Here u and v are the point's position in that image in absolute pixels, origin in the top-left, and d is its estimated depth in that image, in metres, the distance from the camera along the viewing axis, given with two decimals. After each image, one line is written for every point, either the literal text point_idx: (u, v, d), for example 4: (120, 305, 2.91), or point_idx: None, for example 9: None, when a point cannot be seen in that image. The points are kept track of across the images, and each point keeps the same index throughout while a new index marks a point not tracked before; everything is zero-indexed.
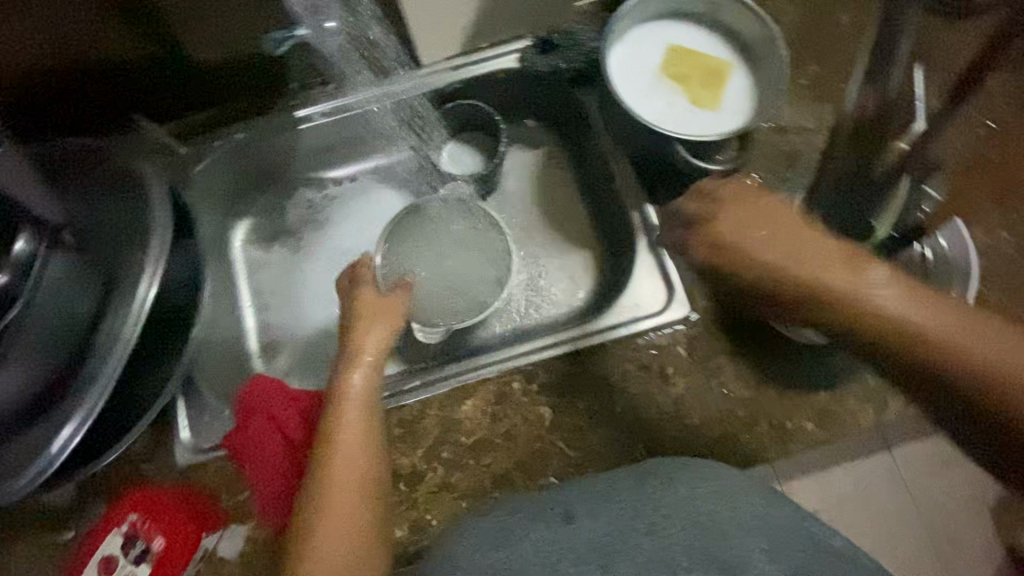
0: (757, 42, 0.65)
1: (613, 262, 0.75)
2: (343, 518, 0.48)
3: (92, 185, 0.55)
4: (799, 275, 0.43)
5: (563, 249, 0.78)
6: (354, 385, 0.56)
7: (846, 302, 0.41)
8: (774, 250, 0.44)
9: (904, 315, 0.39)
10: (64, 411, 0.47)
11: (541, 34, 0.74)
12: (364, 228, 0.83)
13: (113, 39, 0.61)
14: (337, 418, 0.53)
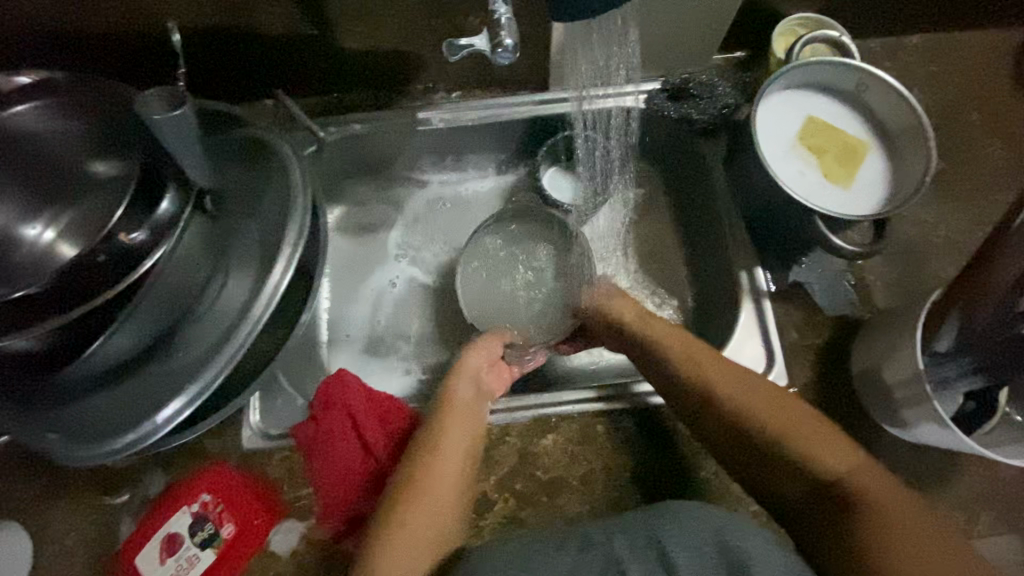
0: (901, 132, 0.65)
1: (705, 321, 0.73)
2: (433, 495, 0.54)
3: (238, 168, 0.59)
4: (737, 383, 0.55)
5: (653, 294, 0.76)
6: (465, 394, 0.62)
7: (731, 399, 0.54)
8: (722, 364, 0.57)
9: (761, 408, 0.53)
10: (177, 380, 0.51)
11: (675, 81, 0.72)
12: (453, 237, 0.80)
13: (276, 12, 0.61)
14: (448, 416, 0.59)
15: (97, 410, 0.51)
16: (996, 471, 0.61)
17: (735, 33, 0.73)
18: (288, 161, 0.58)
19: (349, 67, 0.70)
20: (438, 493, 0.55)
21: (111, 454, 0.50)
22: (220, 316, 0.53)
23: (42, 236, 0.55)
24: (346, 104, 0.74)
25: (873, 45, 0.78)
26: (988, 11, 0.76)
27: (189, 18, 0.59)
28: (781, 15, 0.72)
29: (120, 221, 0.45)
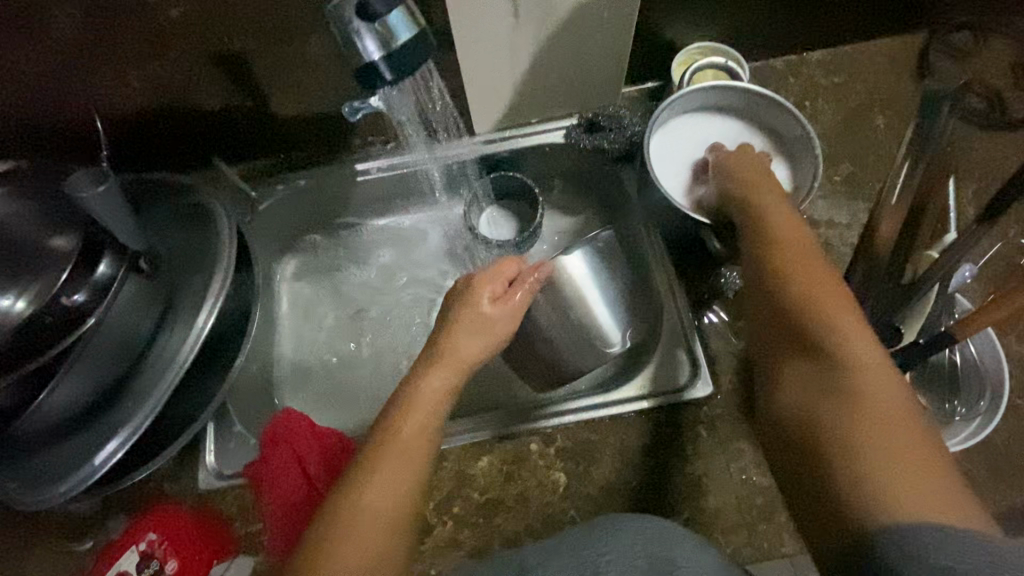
0: (795, 142, 0.69)
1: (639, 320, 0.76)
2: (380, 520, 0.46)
3: (173, 221, 0.64)
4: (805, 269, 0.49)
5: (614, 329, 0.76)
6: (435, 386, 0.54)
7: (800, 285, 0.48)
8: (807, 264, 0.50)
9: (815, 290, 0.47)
10: (111, 423, 0.55)
11: (589, 115, 0.78)
12: (403, 284, 0.85)
13: (214, 89, 0.68)
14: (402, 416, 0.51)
15: (47, 459, 0.54)
16: None
17: (640, 66, 0.79)
18: (219, 220, 0.63)
19: (287, 129, 0.77)
20: (379, 510, 0.46)
21: (55, 499, 0.54)
22: (158, 358, 0.57)
23: (13, 307, 0.56)
24: (291, 164, 0.81)
25: (777, 63, 0.83)
26: (884, 23, 0.80)
27: (131, 99, 0.67)
28: (680, 46, 0.78)
29: (67, 284, 0.51)
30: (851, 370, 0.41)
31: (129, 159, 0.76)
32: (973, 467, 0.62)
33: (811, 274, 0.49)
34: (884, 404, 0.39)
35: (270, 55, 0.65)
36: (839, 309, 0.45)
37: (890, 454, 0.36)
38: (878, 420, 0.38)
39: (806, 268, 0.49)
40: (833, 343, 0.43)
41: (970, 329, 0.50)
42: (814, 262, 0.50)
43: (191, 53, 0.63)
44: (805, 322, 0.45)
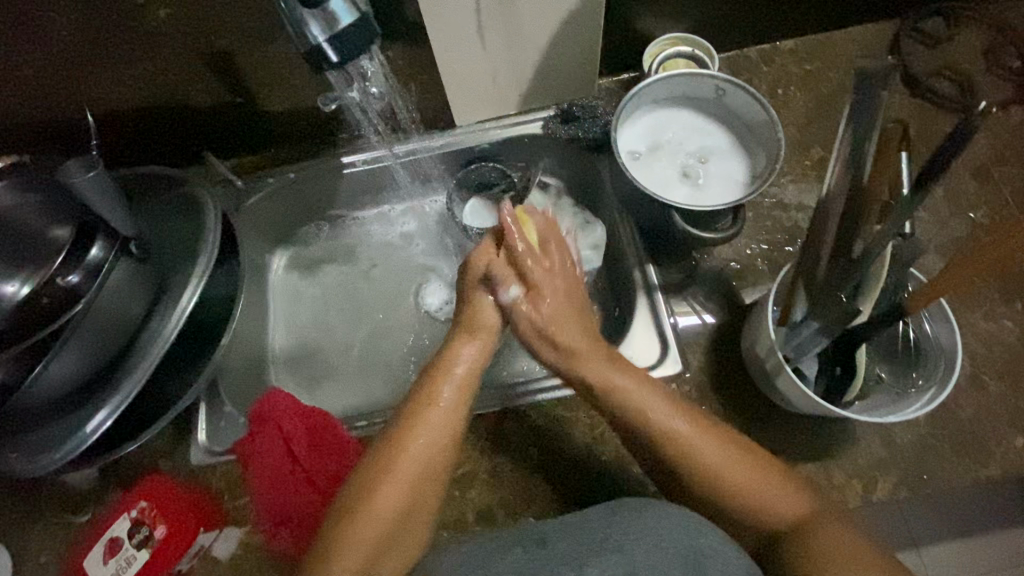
0: (760, 127, 0.71)
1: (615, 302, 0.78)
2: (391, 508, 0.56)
3: (162, 209, 0.68)
4: (722, 443, 0.57)
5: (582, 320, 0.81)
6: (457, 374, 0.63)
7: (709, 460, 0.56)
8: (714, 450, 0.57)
9: (730, 485, 0.56)
10: (101, 395, 0.59)
11: (564, 106, 0.81)
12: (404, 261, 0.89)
13: (203, 86, 0.72)
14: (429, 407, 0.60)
15: (44, 430, 0.58)
16: (891, 435, 0.63)
17: (613, 57, 0.81)
18: (205, 207, 0.68)
19: (275, 126, 0.81)
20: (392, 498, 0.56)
21: (51, 465, 0.58)
22: (148, 335, 0.61)
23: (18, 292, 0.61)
24: (281, 158, 0.85)
25: (750, 52, 0.84)
26: (854, 10, 0.82)
27: (124, 96, 0.70)
28: (652, 37, 0.80)
29: (60, 267, 0.56)
30: (768, 511, 0.55)
31: (125, 154, 0.80)
32: (936, 440, 0.63)
33: (728, 459, 0.56)
34: (773, 515, 0.55)
35: (254, 53, 0.69)
36: (754, 483, 0.56)
37: (821, 560, 0.51)
38: (772, 500, 0.55)
39: (644, 400, 0.60)
40: (738, 498, 0.56)
41: (918, 306, 0.51)
42: (707, 446, 0.57)
43: (179, 52, 0.66)
44: (706, 489, 0.56)
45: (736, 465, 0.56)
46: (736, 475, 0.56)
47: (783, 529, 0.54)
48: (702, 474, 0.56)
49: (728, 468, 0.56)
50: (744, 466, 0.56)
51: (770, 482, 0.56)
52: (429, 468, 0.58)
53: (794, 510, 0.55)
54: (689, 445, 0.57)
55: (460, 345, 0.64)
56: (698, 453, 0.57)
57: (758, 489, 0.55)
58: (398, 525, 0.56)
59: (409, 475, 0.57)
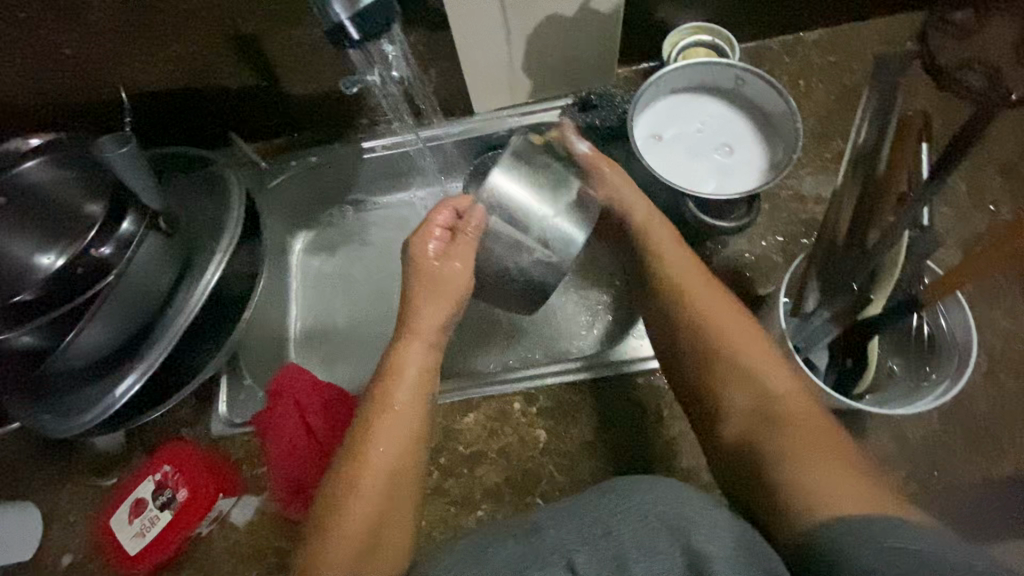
0: (779, 118, 0.70)
1: (629, 291, 0.78)
2: (366, 510, 0.54)
3: (187, 187, 0.71)
4: (720, 330, 0.57)
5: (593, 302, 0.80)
6: (413, 360, 0.60)
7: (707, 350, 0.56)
8: (724, 326, 0.57)
9: (721, 367, 0.55)
10: (129, 362, 0.62)
11: (582, 95, 0.82)
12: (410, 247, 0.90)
13: (231, 70, 0.74)
14: (387, 399, 0.58)
15: (78, 394, 0.62)
16: (902, 430, 0.63)
17: (633, 46, 0.81)
18: (230, 188, 0.70)
19: (298, 109, 0.83)
20: (363, 501, 0.54)
21: (81, 426, 0.61)
22: (172, 308, 0.64)
23: (53, 263, 0.64)
24: (303, 142, 0.87)
25: (772, 42, 0.83)
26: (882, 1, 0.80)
27: (159, 79, 0.73)
28: (672, 26, 0.80)
29: (93, 239, 0.58)
30: (761, 390, 0.53)
31: (156, 136, 0.83)
32: (948, 436, 0.63)
33: (728, 327, 0.57)
34: (766, 392, 0.53)
35: (279, 38, 0.71)
36: (748, 343, 0.55)
37: (816, 452, 0.47)
38: (810, 436, 0.48)
39: (662, 248, 0.63)
40: (728, 381, 0.55)
41: (937, 296, 0.53)
42: (696, 298, 0.59)
43: (208, 36, 0.69)
44: (715, 368, 0.55)
45: (755, 338, 0.56)
46: (734, 357, 0.55)
47: (766, 449, 0.50)
48: (723, 376, 0.55)
49: (746, 351, 0.55)
50: (742, 368, 0.54)
51: (760, 349, 0.55)
52: (391, 489, 0.56)
53: (777, 387, 0.53)
54: (693, 302, 0.59)
55: (393, 379, 0.59)
56: (712, 333, 0.57)
57: (750, 376, 0.54)
58: (377, 522, 0.55)
59: (376, 500, 0.55)
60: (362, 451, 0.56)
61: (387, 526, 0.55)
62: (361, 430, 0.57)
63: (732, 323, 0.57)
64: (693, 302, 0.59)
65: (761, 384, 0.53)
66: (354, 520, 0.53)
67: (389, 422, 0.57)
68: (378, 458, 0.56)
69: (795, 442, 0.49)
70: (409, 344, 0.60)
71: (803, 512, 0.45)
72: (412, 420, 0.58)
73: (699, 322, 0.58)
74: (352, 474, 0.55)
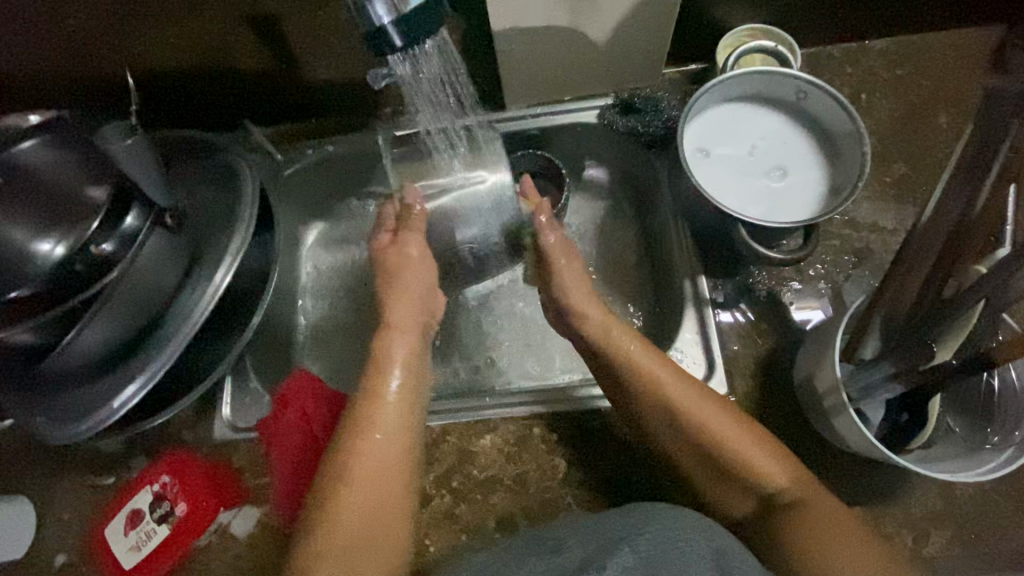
0: (842, 138, 0.64)
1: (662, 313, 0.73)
2: (366, 508, 0.51)
3: (200, 177, 0.66)
4: (693, 417, 0.55)
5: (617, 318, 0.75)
6: (400, 350, 0.60)
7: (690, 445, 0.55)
8: (692, 407, 0.55)
9: (722, 455, 0.54)
10: (132, 367, 0.57)
11: (624, 96, 0.76)
12: None
13: (248, 50, 0.68)
14: (376, 392, 0.57)
15: (76, 398, 0.58)
16: (950, 486, 0.59)
17: (682, 47, 0.75)
18: (244, 181, 0.64)
19: (318, 95, 0.77)
20: (361, 494, 0.51)
21: (78, 435, 0.57)
22: (179, 310, 0.59)
23: (56, 252, 0.59)
24: (321, 130, 0.81)
25: (834, 50, 0.77)
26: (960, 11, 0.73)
27: (171, 57, 0.68)
28: (728, 27, 0.73)
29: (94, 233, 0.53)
30: (757, 475, 0.53)
31: (165, 116, 0.77)
32: (999, 496, 0.58)
33: (707, 418, 0.55)
34: (758, 472, 0.53)
35: (304, 17, 0.64)
36: (744, 441, 0.54)
37: (833, 536, 0.48)
38: (824, 528, 0.49)
39: (660, 385, 0.57)
40: (726, 458, 0.54)
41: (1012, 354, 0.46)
42: (675, 398, 0.56)
43: (226, 11, 0.63)
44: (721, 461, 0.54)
45: (723, 413, 0.55)
46: (712, 440, 0.54)
47: (779, 497, 0.52)
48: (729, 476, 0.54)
49: (726, 431, 0.54)
50: (728, 453, 0.54)
51: (745, 437, 0.54)
52: (382, 484, 0.52)
53: (778, 481, 0.52)
54: (658, 390, 0.57)
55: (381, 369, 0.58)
56: (698, 425, 0.55)
57: (737, 452, 0.53)
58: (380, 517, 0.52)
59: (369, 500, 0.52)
60: (353, 446, 0.53)
61: (385, 528, 0.52)
62: (353, 416, 0.55)
63: (700, 401, 0.56)
64: (679, 397, 0.56)
65: (762, 469, 0.53)
66: (350, 517, 0.50)
67: (376, 417, 0.55)
68: (376, 448, 0.53)
69: (810, 524, 0.49)
70: (390, 338, 0.61)
71: (813, 573, 0.47)
72: (408, 410, 0.57)
73: (679, 410, 0.56)
74: (342, 469, 0.52)
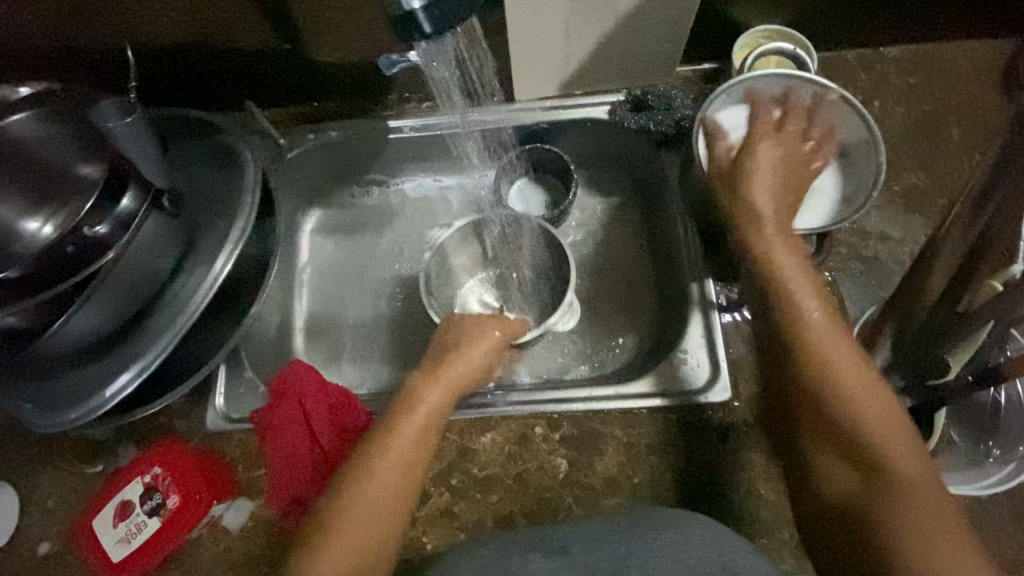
0: (856, 146, 0.64)
1: (669, 315, 0.72)
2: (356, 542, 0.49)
3: (198, 159, 0.64)
4: (851, 385, 0.46)
5: (621, 314, 0.75)
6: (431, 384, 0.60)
7: (835, 408, 0.46)
8: (851, 371, 0.46)
9: (848, 429, 0.45)
10: (125, 356, 0.55)
11: (636, 92, 0.74)
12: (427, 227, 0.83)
13: (250, 26, 0.66)
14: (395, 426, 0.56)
15: (66, 384, 0.56)
16: None
17: (697, 44, 0.74)
18: (245, 164, 0.62)
19: (322, 79, 0.75)
20: (358, 525, 0.50)
21: (68, 423, 0.55)
22: (175, 300, 0.57)
23: (41, 229, 0.58)
24: (323, 114, 0.79)
25: (848, 55, 0.76)
26: (977, 21, 0.72)
27: (168, 31, 0.65)
28: (744, 27, 0.72)
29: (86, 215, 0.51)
30: (896, 466, 0.43)
31: (162, 96, 0.74)
32: None
33: (868, 391, 0.46)
34: (891, 460, 0.43)
35: None
36: (890, 421, 0.44)
37: (934, 537, 0.39)
38: (939, 532, 0.39)
39: (836, 352, 0.47)
40: (855, 433, 0.44)
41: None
42: (849, 366, 0.47)
43: None
44: (838, 433, 0.45)
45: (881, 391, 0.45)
46: (859, 411, 0.45)
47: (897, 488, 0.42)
48: (853, 452, 0.44)
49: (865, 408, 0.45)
50: (872, 431, 0.44)
51: (892, 419, 0.45)
52: (380, 515, 0.51)
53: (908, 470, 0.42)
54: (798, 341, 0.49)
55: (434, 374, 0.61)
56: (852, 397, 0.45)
57: (881, 444, 0.44)
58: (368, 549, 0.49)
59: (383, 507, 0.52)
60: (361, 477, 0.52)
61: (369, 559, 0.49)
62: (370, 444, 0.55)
63: (875, 390, 0.45)
64: (843, 367, 0.47)
65: (901, 459, 0.43)
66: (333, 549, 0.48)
67: (388, 449, 0.54)
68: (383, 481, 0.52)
69: (910, 522, 0.40)
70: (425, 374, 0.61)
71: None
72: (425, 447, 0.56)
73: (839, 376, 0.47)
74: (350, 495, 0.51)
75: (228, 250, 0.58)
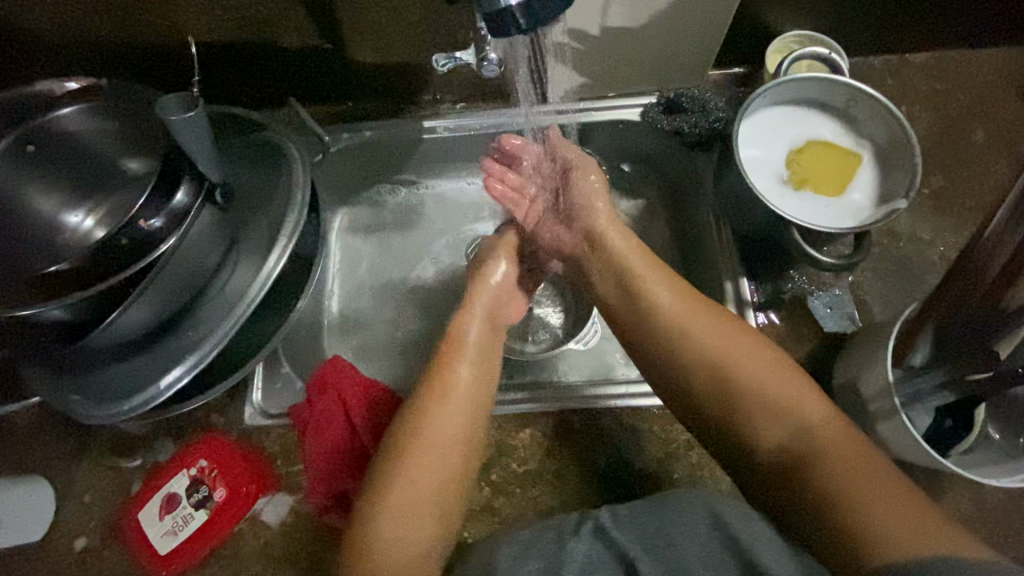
0: (889, 149, 0.66)
1: None
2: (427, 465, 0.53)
3: (245, 157, 0.64)
4: (749, 372, 0.53)
5: None
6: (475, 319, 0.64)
7: (723, 389, 0.53)
8: (745, 359, 0.53)
9: (761, 411, 0.51)
10: (176, 351, 0.56)
11: (670, 95, 0.74)
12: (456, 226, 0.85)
13: (295, 26, 0.67)
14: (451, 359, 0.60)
15: (115, 377, 0.56)
16: (982, 492, 0.60)
17: (730, 48, 0.75)
18: (293, 161, 0.63)
19: (360, 78, 0.75)
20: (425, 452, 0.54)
21: (118, 416, 0.55)
22: (226, 296, 0.58)
23: (81, 224, 0.61)
24: (358, 113, 0.80)
25: (876, 61, 0.78)
26: (1002, 29, 0.74)
27: (214, 29, 0.66)
28: (776, 32, 0.73)
29: (142, 210, 0.51)
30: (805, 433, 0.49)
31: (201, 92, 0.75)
32: None
33: (774, 379, 0.52)
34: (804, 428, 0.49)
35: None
36: (796, 395, 0.51)
37: (860, 486, 0.44)
38: (864, 481, 0.44)
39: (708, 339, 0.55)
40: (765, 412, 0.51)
41: None
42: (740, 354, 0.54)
43: None
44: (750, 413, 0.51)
45: (780, 372, 0.53)
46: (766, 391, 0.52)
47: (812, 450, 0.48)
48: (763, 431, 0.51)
49: (765, 379, 0.52)
50: (775, 406, 0.51)
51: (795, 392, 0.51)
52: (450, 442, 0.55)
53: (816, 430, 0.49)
54: (681, 321, 0.57)
55: (451, 356, 0.61)
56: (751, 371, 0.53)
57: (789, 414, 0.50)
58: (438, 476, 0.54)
59: (428, 486, 0.53)
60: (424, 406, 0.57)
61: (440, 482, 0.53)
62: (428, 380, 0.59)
63: (757, 366, 0.53)
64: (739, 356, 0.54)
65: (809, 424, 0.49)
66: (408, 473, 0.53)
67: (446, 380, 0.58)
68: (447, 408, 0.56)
69: (838, 476, 0.45)
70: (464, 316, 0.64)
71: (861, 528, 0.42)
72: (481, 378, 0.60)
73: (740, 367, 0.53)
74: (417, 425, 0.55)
75: (279, 249, 0.59)
